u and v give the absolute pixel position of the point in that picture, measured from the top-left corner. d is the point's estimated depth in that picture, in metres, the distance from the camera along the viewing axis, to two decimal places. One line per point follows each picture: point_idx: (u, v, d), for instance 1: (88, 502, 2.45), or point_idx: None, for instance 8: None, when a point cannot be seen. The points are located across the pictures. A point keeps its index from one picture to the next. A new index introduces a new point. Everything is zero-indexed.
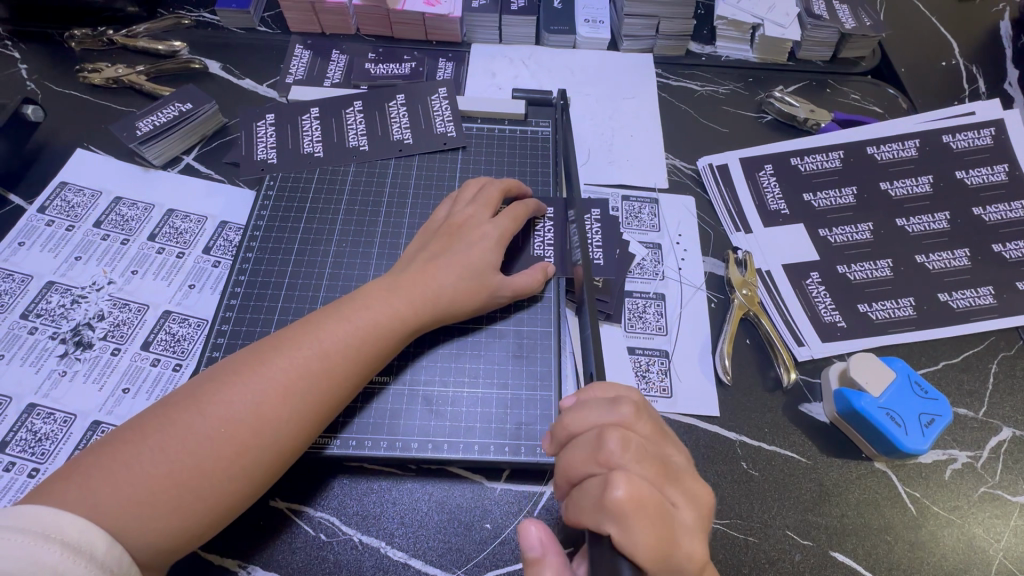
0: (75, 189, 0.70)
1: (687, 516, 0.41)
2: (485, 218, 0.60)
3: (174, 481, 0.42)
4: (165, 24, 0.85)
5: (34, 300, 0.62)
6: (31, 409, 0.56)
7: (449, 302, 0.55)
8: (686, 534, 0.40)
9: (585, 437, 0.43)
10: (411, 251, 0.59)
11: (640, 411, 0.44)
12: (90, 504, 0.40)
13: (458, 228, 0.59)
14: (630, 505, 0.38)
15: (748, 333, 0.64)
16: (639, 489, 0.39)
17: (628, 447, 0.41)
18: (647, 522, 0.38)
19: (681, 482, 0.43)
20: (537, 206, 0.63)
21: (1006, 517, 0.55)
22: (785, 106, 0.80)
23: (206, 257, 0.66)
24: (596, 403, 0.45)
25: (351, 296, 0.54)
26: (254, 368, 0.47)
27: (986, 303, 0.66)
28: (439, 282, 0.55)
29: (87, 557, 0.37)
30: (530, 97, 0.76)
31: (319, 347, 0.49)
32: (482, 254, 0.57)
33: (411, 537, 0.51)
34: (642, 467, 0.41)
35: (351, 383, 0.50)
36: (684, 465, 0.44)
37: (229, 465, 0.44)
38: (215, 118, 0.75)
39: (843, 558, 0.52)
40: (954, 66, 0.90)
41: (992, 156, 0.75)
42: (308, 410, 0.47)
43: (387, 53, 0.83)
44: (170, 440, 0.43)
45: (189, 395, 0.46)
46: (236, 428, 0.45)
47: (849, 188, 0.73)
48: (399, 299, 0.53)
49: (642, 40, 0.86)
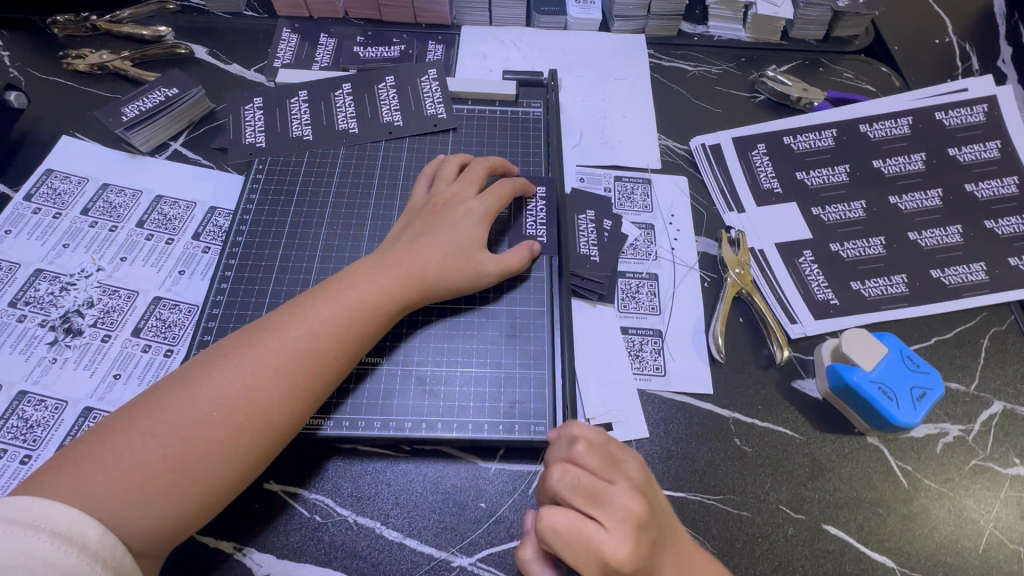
0: (61, 176, 0.69)
1: (613, 538, 0.40)
2: (470, 195, 0.60)
3: (167, 466, 0.42)
4: (150, 9, 0.83)
5: (22, 288, 0.61)
6: (22, 396, 0.55)
7: (436, 278, 0.55)
8: (607, 550, 0.40)
9: (546, 460, 0.46)
10: (397, 231, 0.59)
11: (589, 442, 0.44)
12: (82, 492, 0.40)
13: (443, 206, 0.59)
14: (546, 529, 0.40)
15: (741, 312, 0.64)
16: (553, 512, 0.41)
17: (559, 473, 0.42)
18: (562, 541, 0.40)
19: (615, 503, 0.41)
20: (526, 185, 0.63)
21: (997, 489, 0.55)
22: (778, 86, 0.80)
23: (196, 243, 0.65)
24: (557, 424, 0.47)
25: (336, 278, 0.53)
26: (243, 351, 0.47)
27: (978, 279, 0.66)
28: (425, 259, 0.55)
29: (78, 546, 0.37)
30: (521, 79, 0.76)
31: (308, 329, 0.49)
32: (468, 231, 0.57)
33: (406, 518, 0.51)
34: (570, 492, 0.42)
35: (343, 362, 0.50)
36: (626, 487, 0.42)
37: (221, 448, 0.44)
38: (202, 103, 0.74)
39: (835, 531, 0.53)
40: (947, 44, 0.89)
41: (983, 133, 0.74)
42: (298, 391, 0.47)
43: (377, 36, 0.82)
44: (159, 426, 0.43)
45: (179, 380, 0.46)
46: (227, 410, 0.45)
47: (842, 166, 0.73)
48: (385, 277, 0.53)
49: (634, 20, 0.85)
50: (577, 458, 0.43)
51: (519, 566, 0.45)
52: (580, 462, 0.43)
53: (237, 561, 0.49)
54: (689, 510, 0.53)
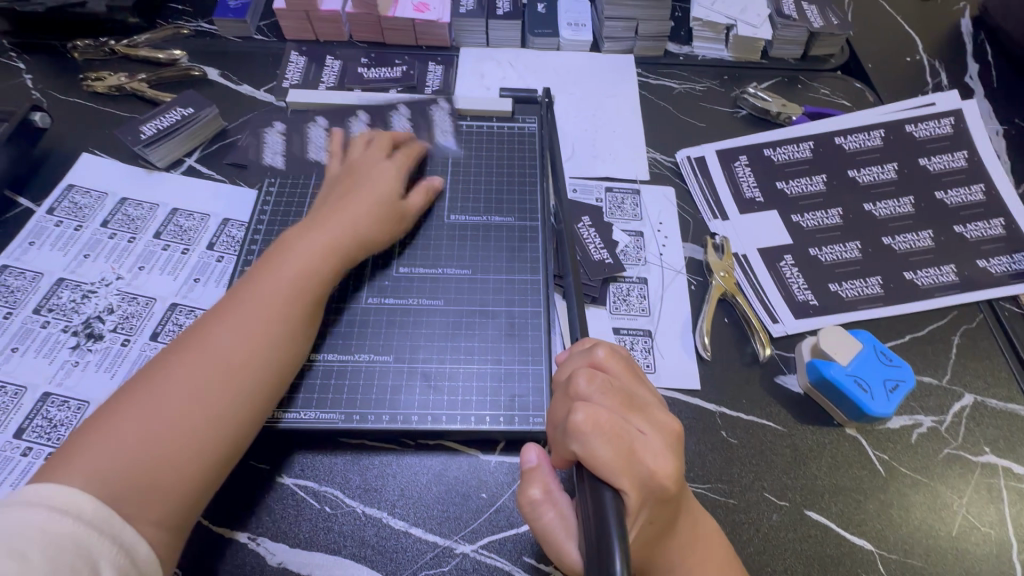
0: (82, 191, 0.73)
1: (655, 439, 0.43)
2: (377, 158, 0.68)
3: (142, 434, 0.44)
4: (165, 34, 0.88)
5: (45, 296, 0.65)
6: (46, 398, 0.58)
7: (360, 226, 0.60)
8: (649, 455, 0.42)
9: (562, 385, 0.47)
10: (321, 198, 0.65)
11: (614, 352, 0.48)
12: (76, 473, 0.42)
13: (354, 169, 0.66)
14: (588, 427, 0.41)
15: (726, 313, 0.68)
16: (598, 414, 0.42)
17: (595, 380, 0.45)
18: (606, 440, 0.41)
19: (647, 412, 0.45)
20: (422, 153, 0.72)
21: (969, 476, 0.59)
22: (759, 101, 0.84)
23: (210, 252, 0.69)
24: (575, 353, 0.50)
25: (276, 247, 0.58)
26: (201, 327, 0.51)
27: (948, 280, 0.70)
28: (348, 210, 0.61)
29: (71, 515, 0.39)
30: (516, 96, 0.81)
31: (253, 291, 0.53)
32: (375, 184, 0.64)
33: (412, 508, 0.54)
34: (606, 398, 0.44)
35: (302, 320, 0.54)
36: (654, 400, 0.47)
37: (191, 407, 0.47)
38: (216, 121, 0.78)
39: (817, 517, 0.56)
40: (918, 61, 0.95)
41: (952, 144, 0.79)
42: (251, 342, 0.51)
43: (380, 58, 0.87)
44: (133, 403, 0.46)
45: (146, 367, 0.49)
46: (199, 377, 0.48)
47: (819, 176, 0.78)
48: (317, 237, 0.58)
49: (622, 41, 0.91)
50: (603, 366, 0.47)
51: (524, 507, 0.45)
52: (608, 371, 0.47)
53: (252, 551, 0.51)
54: None
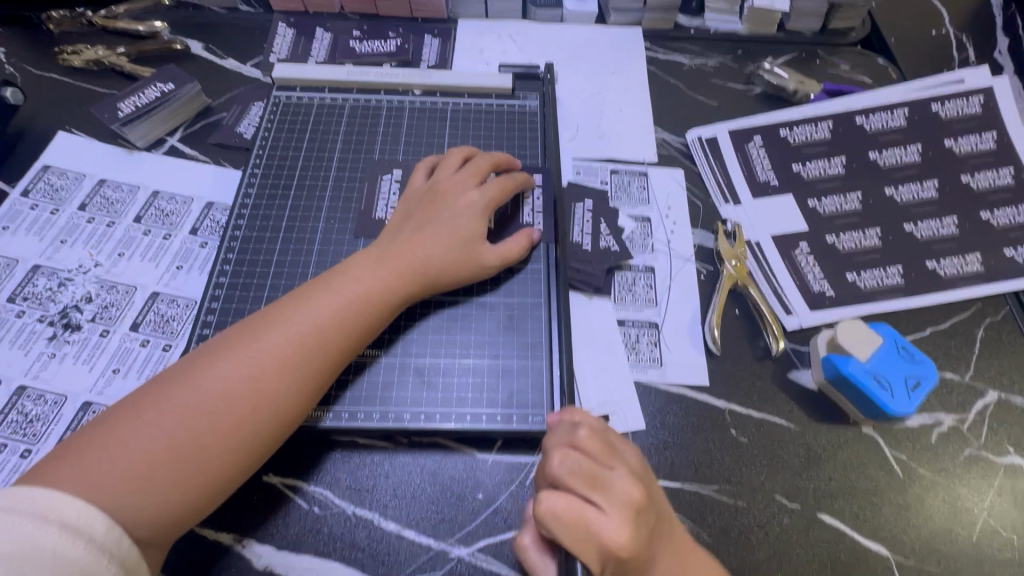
0: (57, 172, 0.69)
1: (614, 520, 0.40)
2: (470, 186, 0.60)
3: (171, 455, 0.42)
4: (144, 4, 0.83)
5: (20, 284, 0.61)
6: (22, 391, 0.55)
7: (438, 270, 0.55)
8: (604, 535, 0.40)
9: (544, 450, 0.47)
10: (396, 220, 0.59)
11: (590, 427, 0.45)
12: (90, 482, 0.40)
13: (443, 195, 0.59)
14: (548, 516, 0.40)
15: (737, 303, 0.64)
16: (555, 499, 0.41)
17: (560, 457, 0.43)
18: (562, 526, 0.40)
19: (613, 487, 0.42)
20: (527, 179, 0.63)
21: (991, 478, 0.56)
22: (775, 78, 0.79)
23: (194, 238, 0.66)
24: (560, 420, 0.48)
25: (338, 269, 0.54)
26: (246, 344, 0.47)
27: (973, 270, 0.66)
28: (427, 249, 0.55)
29: (85, 537, 0.37)
30: (517, 72, 0.76)
31: (310, 319, 0.49)
32: (467, 223, 0.57)
33: (404, 509, 0.52)
34: (569, 477, 0.42)
35: (347, 354, 0.51)
36: (623, 473, 0.43)
37: (226, 438, 0.44)
38: (199, 98, 0.74)
39: (830, 520, 0.53)
40: (944, 35, 0.89)
41: (980, 124, 0.74)
42: (303, 381, 0.48)
43: (372, 30, 0.82)
44: (165, 416, 0.43)
45: (180, 372, 0.46)
46: (231, 401, 0.45)
47: (838, 158, 0.73)
48: (388, 269, 0.54)
49: (630, 13, 0.85)
50: (575, 441, 0.45)
51: (518, 554, 0.47)
52: (579, 444, 0.44)
53: (237, 553, 0.49)
54: (685, 500, 0.53)
